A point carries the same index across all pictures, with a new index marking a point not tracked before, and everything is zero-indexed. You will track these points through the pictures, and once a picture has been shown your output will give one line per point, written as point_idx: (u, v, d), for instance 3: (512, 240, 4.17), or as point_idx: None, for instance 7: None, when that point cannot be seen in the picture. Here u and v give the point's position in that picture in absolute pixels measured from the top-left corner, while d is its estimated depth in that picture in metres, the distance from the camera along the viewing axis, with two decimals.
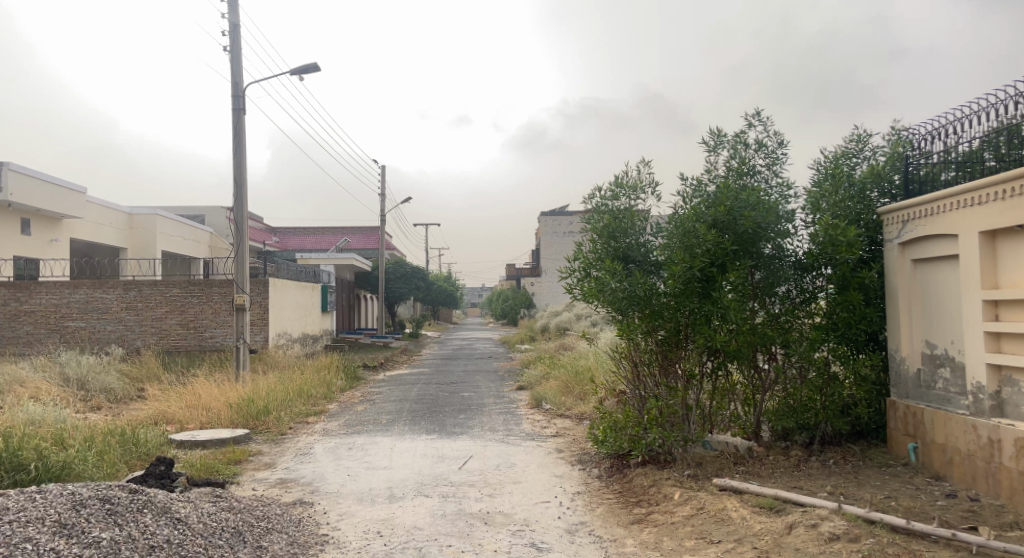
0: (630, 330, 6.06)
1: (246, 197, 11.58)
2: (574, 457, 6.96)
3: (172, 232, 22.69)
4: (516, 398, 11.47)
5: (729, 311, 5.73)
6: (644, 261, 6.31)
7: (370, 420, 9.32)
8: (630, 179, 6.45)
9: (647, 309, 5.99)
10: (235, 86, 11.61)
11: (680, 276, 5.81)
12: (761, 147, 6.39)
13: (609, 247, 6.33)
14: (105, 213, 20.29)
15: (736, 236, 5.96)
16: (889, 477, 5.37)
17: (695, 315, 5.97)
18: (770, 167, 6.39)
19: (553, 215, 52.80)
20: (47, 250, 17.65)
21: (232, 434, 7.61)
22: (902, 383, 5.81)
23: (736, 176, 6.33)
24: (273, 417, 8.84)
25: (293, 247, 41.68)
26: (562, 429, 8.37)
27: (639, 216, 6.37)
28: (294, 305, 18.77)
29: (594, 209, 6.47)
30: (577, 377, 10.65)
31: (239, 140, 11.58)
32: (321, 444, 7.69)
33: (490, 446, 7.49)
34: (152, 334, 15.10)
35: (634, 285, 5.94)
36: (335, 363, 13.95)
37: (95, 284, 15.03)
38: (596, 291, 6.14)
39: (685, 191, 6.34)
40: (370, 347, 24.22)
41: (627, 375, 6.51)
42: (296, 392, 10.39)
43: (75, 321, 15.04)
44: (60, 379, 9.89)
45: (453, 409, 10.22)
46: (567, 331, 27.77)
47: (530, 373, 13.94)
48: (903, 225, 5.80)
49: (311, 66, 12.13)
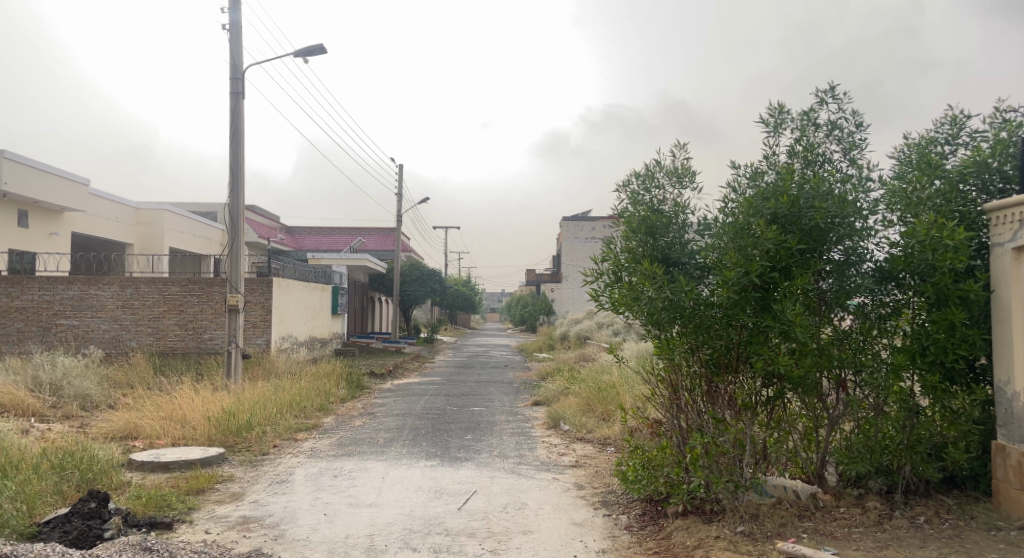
0: (669, 348, 4.92)
1: (242, 188, 10.70)
2: (597, 497, 5.86)
3: (182, 228, 22.05)
4: (531, 415, 10.42)
5: (795, 328, 4.51)
6: (689, 264, 5.15)
7: (367, 438, 8.33)
8: (674, 164, 5.30)
9: (692, 321, 4.84)
10: (234, 68, 10.73)
11: (734, 283, 4.59)
12: (834, 129, 5.25)
13: (646, 245, 5.19)
14: (110, 207, 19.67)
15: (803, 233, 4.77)
16: (1008, 548, 4.15)
17: (751, 330, 4.78)
18: (843, 154, 5.25)
19: (575, 220, 51.82)
20: (46, 243, 17.02)
21: (201, 455, 6.62)
22: (1015, 425, 4.63)
23: (804, 163, 5.15)
24: (256, 433, 7.86)
25: (308, 246, 41.17)
26: (583, 457, 7.26)
27: (682, 210, 5.23)
28: (301, 307, 17.91)
29: (629, 200, 5.33)
30: (600, 394, 9.59)
31: (237, 127, 10.68)
32: (303, 469, 6.66)
33: (498, 478, 6.38)
34: (148, 334, 14.30)
35: (678, 291, 4.77)
36: (338, 371, 12.98)
37: (90, 281, 14.29)
38: (629, 299, 4.99)
39: (739, 179, 5.17)
40: (382, 353, 23.29)
41: (663, 403, 5.39)
42: (287, 403, 9.42)
43: (68, 319, 14.28)
44: (30, 384, 9.03)
45: (460, 427, 9.18)
46: (588, 340, 26.69)
47: (547, 386, 12.90)
48: (1020, 226, 4.59)
49: (317, 48, 11.24)
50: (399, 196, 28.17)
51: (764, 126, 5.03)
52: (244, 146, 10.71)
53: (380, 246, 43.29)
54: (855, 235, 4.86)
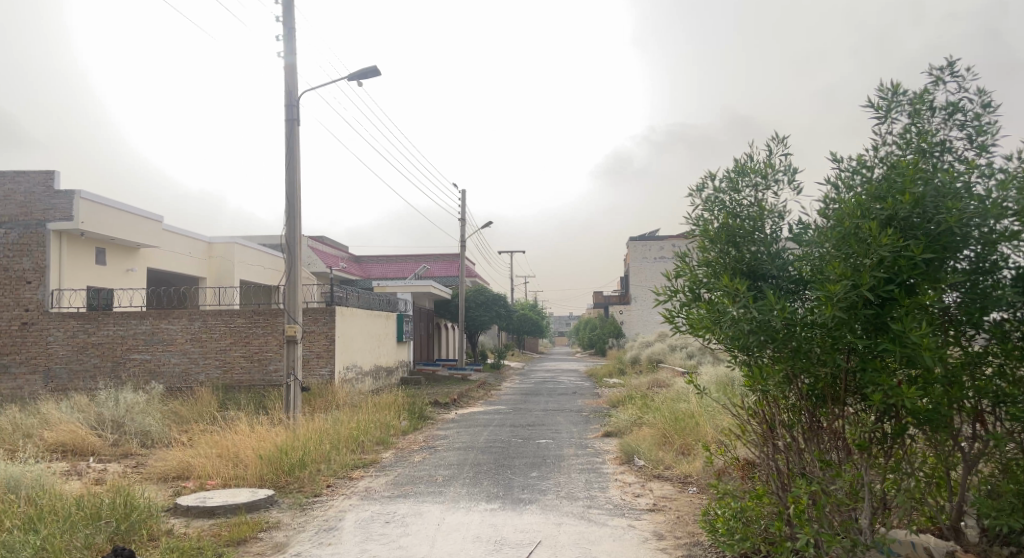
0: (762, 379, 4.03)
1: (297, 215, 10.59)
2: (682, 551, 5.02)
3: (251, 260, 22.70)
4: (602, 447, 9.63)
5: (922, 354, 3.50)
6: (781, 277, 4.28)
7: (426, 476, 7.78)
8: (763, 161, 4.54)
9: (787, 346, 3.95)
10: (289, 95, 10.70)
11: (841, 299, 3.68)
12: (956, 112, 3.95)
13: (729, 256, 4.40)
14: (183, 242, 20.46)
15: (927, 238, 3.77)
16: None
17: (863, 356, 3.81)
18: (968, 141, 3.91)
19: (642, 239, 50.54)
20: (123, 279, 17.81)
21: (247, 498, 6.26)
22: None
23: (935, 156, 4.02)
24: (309, 472, 7.48)
25: (376, 275, 41.92)
26: (662, 499, 6.43)
27: (772, 214, 4.43)
28: (365, 336, 17.81)
29: (707, 206, 4.59)
30: (677, 425, 8.73)
31: (292, 155, 10.60)
32: (353, 513, 6.16)
33: (566, 526, 5.63)
34: (216, 367, 14.55)
35: (767, 310, 3.90)
36: (400, 401, 12.62)
37: (160, 315, 14.73)
38: (710, 321, 4.18)
39: (838, 176, 4.33)
40: (449, 381, 23.01)
41: (755, 441, 4.49)
42: (345, 438, 9.05)
43: (140, 353, 14.72)
44: (94, 421, 9.15)
45: (525, 462, 8.48)
46: (661, 364, 25.51)
47: (618, 415, 12.07)
48: None
49: (370, 70, 11.10)
50: (463, 222, 28.12)
51: (873, 113, 4.16)
52: (299, 173, 10.62)
53: (445, 272, 43.58)
54: (1001, 238, 3.72)
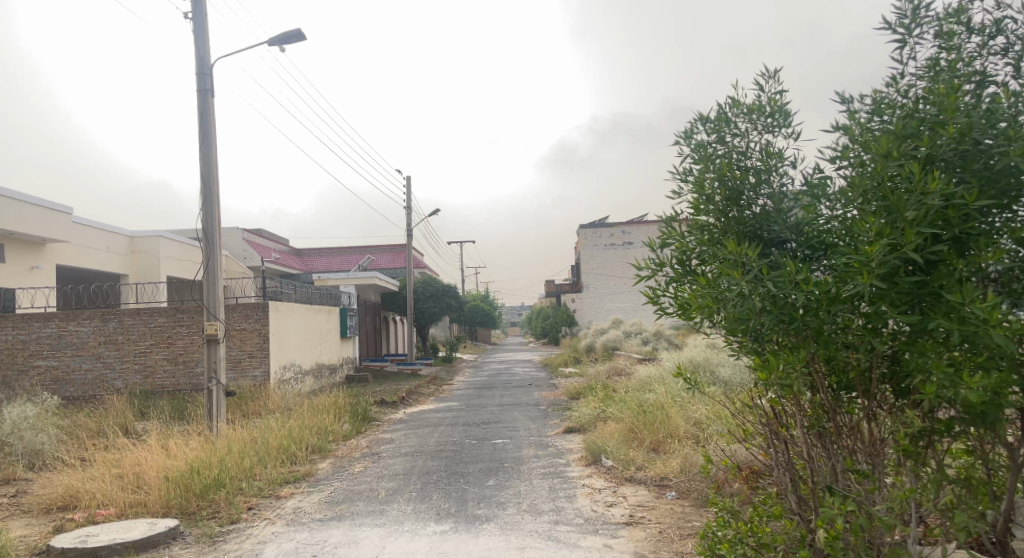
0: (777, 369, 3.19)
1: (213, 198, 9.34)
2: None
3: (178, 255, 20.97)
4: (563, 446, 8.81)
5: (991, 332, 2.65)
6: (791, 241, 3.46)
7: (367, 490, 6.77)
8: (756, 100, 3.70)
9: (806, 329, 3.13)
10: (200, 61, 9.39)
11: (883, 263, 2.84)
12: (997, 33, 3.29)
13: (727, 218, 3.58)
14: (98, 236, 18.66)
15: (979, 182, 2.97)
16: None
17: (904, 336, 3.01)
18: (1014, 70, 3.20)
19: (592, 227, 50.34)
20: (28, 278, 16.04)
21: (140, 534, 5.11)
22: None
23: (973, 85, 3.28)
24: (225, 494, 6.32)
25: (319, 269, 40.21)
26: (638, 508, 5.63)
27: (774, 164, 3.59)
28: (305, 333, 16.52)
29: (695, 157, 3.75)
30: (645, 419, 7.97)
31: (206, 130, 9.32)
32: (275, 545, 5.10)
33: (531, 551, 4.71)
34: (134, 372, 13.11)
35: (785, 282, 3.08)
36: (342, 402, 11.49)
37: (68, 317, 13.20)
38: (710, 299, 3.33)
39: (855, 115, 3.54)
40: (397, 377, 21.86)
41: (762, 447, 3.68)
42: (273, 450, 7.91)
43: (46, 359, 13.19)
44: None
45: (480, 469, 7.52)
46: (617, 352, 24.92)
47: (578, 408, 11.26)
48: None
49: (295, 34, 9.89)
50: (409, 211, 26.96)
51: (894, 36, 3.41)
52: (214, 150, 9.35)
53: (392, 264, 42.23)
54: None
